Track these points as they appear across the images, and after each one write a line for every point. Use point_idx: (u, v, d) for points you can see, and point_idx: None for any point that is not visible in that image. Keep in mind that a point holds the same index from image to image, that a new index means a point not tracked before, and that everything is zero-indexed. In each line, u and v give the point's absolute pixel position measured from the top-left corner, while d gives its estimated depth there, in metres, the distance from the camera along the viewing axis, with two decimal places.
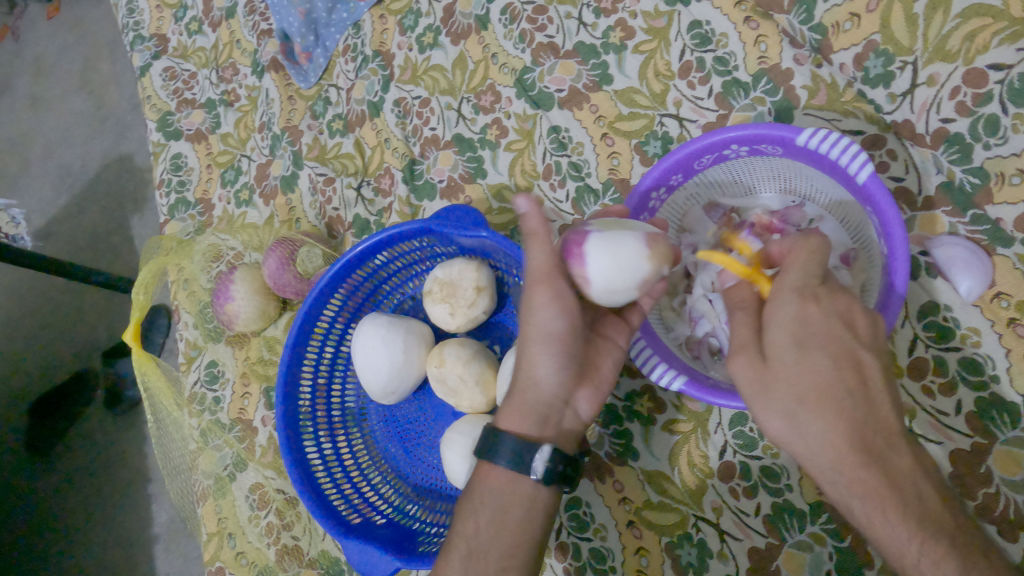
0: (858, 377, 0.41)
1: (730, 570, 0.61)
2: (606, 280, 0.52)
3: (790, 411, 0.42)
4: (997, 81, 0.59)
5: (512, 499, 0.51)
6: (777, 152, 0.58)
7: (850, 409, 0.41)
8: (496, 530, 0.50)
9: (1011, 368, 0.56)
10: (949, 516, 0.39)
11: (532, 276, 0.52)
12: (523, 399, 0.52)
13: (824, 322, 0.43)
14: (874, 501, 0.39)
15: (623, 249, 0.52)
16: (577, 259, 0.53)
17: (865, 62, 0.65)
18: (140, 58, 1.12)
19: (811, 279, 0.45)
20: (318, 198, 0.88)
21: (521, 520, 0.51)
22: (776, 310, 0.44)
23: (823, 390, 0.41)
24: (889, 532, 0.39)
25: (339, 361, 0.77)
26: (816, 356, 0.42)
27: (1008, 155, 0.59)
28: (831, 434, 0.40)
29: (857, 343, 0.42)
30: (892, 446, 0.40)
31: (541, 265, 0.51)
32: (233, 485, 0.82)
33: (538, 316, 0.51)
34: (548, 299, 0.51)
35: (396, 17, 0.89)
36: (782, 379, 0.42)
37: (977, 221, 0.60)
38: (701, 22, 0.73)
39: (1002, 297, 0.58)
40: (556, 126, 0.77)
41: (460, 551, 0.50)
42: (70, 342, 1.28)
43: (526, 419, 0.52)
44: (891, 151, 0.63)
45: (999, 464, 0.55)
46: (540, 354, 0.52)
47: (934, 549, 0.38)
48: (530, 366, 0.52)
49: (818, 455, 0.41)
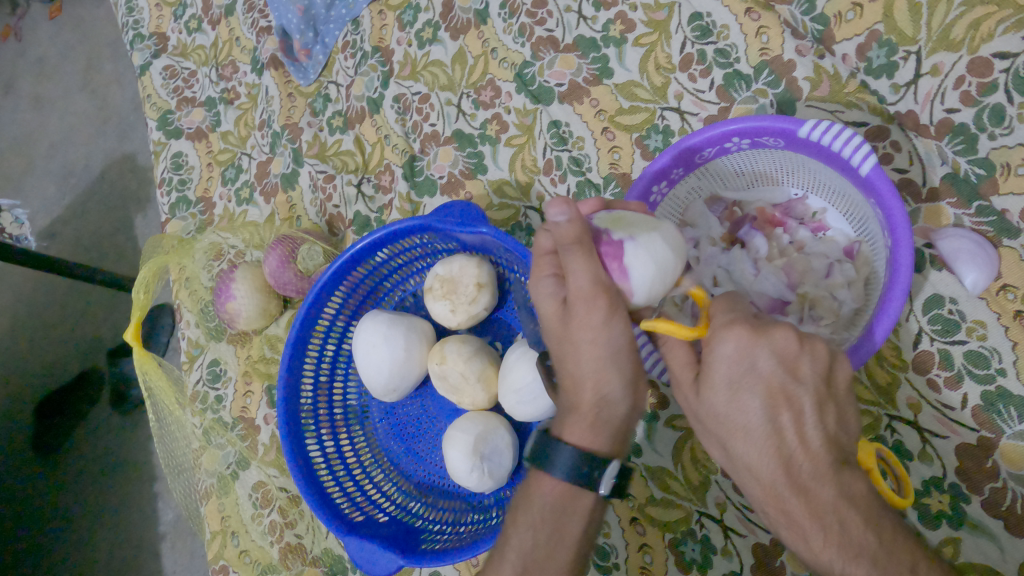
0: (789, 416, 0.40)
1: (734, 567, 0.60)
2: (649, 288, 0.50)
3: (722, 441, 0.43)
4: (1002, 69, 0.58)
5: (571, 513, 0.50)
6: (779, 145, 0.57)
7: (774, 448, 0.40)
8: (555, 546, 0.49)
9: (1017, 361, 0.55)
10: (874, 539, 0.38)
11: (591, 296, 0.46)
12: (597, 415, 0.49)
13: (756, 363, 0.41)
14: (796, 529, 0.40)
15: (660, 250, 0.49)
16: (618, 274, 0.49)
17: (868, 52, 0.64)
18: (140, 57, 1.12)
19: (738, 315, 0.43)
20: (319, 195, 0.88)
21: (578, 535, 0.50)
22: (710, 348, 0.42)
23: (751, 427, 0.41)
24: (813, 557, 0.40)
25: (340, 360, 0.77)
26: (747, 397, 0.41)
27: (1014, 145, 0.58)
28: (757, 467, 0.41)
29: (791, 381, 0.41)
30: (817, 480, 0.39)
31: (586, 282, 0.45)
32: (236, 484, 0.83)
33: (604, 338, 0.46)
34: (607, 313, 0.46)
35: (395, 13, 0.89)
36: (713, 412, 0.43)
37: (983, 213, 0.59)
38: (701, 14, 0.72)
39: (1009, 289, 0.57)
40: (556, 121, 0.76)
41: (514, 564, 0.49)
42: (75, 341, 1.28)
43: (599, 436, 0.49)
44: (895, 143, 0.63)
45: (1005, 458, 0.54)
46: (609, 372, 0.47)
47: (854, 572, 0.38)
48: (592, 386, 0.48)
49: (752, 483, 0.42)
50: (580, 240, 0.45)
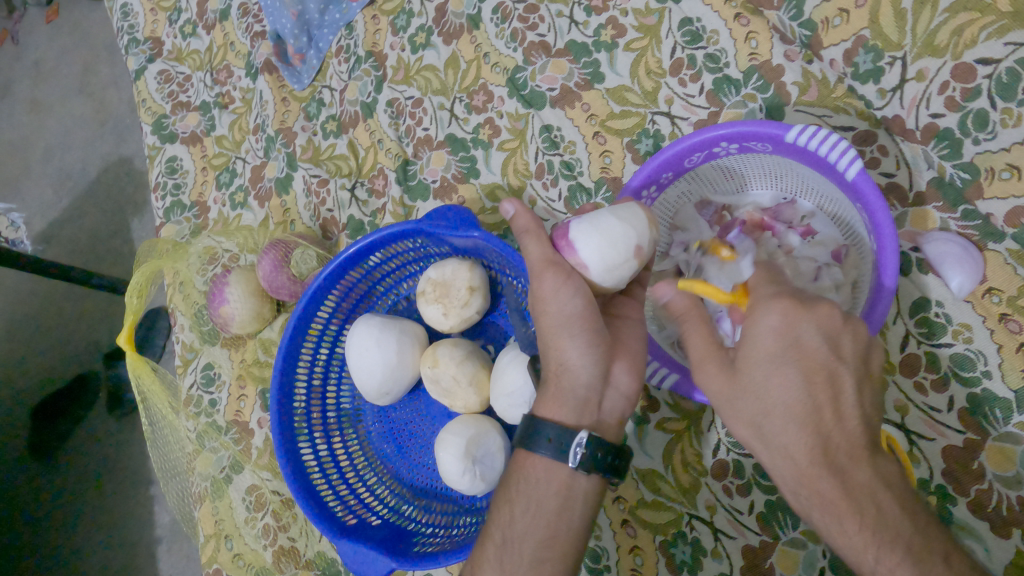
0: (828, 394, 0.41)
1: (724, 568, 0.61)
2: (600, 258, 0.53)
3: (755, 420, 0.42)
4: (985, 75, 0.59)
5: (547, 489, 0.49)
6: (767, 149, 0.58)
7: (813, 425, 0.40)
8: (529, 519, 0.49)
9: (1003, 364, 0.56)
10: (908, 522, 0.39)
11: (536, 268, 0.52)
12: (558, 385, 0.51)
13: (801, 337, 0.42)
14: (830, 514, 0.40)
15: (603, 222, 0.53)
16: (567, 249, 0.54)
17: (854, 58, 0.65)
18: (135, 61, 1.12)
19: (784, 287, 0.44)
20: (313, 199, 0.88)
21: (556, 512, 0.49)
22: (754, 320, 0.43)
23: (790, 404, 0.41)
24: (845, 540, 0.40)
25: (334, 364, 0.78)
26: (786, 371, 0.41)
27: (997, 150, 0.58)
28: (792, 446, 0.41)
29: (835, 360, 0.41)
30: (854, 461, 0.40)
31: (539, 255, 0.52)
32: (229, 487, 0.83)
33: (554, 305, 0.51)
34: (558, 280, 0.51)
35: (388, 18, 0.89)
36: (750, 388, 0.42)
37: (968, 217, 0.59)
38: (692, 19, 0.72)
39: (994, 292, 0.57)
40: (548, 125, 0.77)
41: (495, 540, 0.50)
42: (71, 345, 1.29)
43: (562, 407, 0.51)
44: (882, 147, 0.63)
45: (991, 460, 0.55)
46: (564, 337, 0.51)
47: (888, 557, 0.38)
48: (555, 354, 0.51)
49: (782, 464, 0.42)
50: (527, 225, 0.54)
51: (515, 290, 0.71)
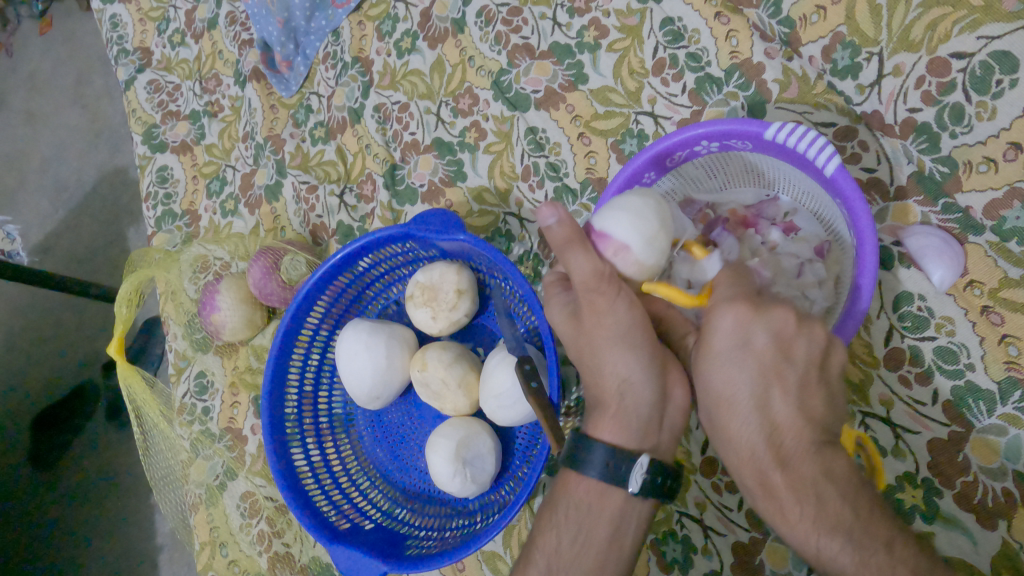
0: (776, 393, 0.42)
1: (714, 565, 0.61)
2: (637, 232, 0.51)
3: (708, 414, 0.44)
4: (959, 69, 0.59)
5: (598, 516, 0.47)
6: (747, 147, 0.58)
7: (760, 422, 0.41)
8: (580, 547, 0.47)
9: (985, 356, 0.56)
10: (851, 512, 0.39)
11: (586, 286, 0.48)
12: (620, 405, 0.48)
13: (752, 339, 0.42)
14: (773, 502, 0.41)
15: (623, 202, 0.52)
16: (598, 242, 0.52)
17: (833, 54, 0.65)
18: (125, 71, 1.12)
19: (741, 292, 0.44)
20: (302, 205, 0.88)
21: (608, 540, 0.47)
22: (710, 323, 0.44)
23: (737, 401, 0.42)
24: (791, 530, 0.40)
25: (325, 370, 0.78)
26: (735, 369, 0.42)
27: (974, 143, 0.58)
28: (739, 439, 0.42)
29: (784, 361, 0.42)
30: (799, 454, 0.40)
31: (589, 269, 0.47)
32: (224, 494, 0.83)
33: (607, 318, 0.48)
34: (612, 296, 0.48)
35: (374, 23, 0.89)
36: (705, 384, 0.44)
37: (948, 210, 0.60)
38: (673, 19, 0.73)
39: (975, 285, 0.57)
40: (533, 127, 0.77)
41: (538, 565, 0.48)
42: (68, 356, 1.29)
43: (627, 431, 0.47)
44: (863, 143, 0.63)
45: (975, 452, 0.55)
46: (626, 351, 0.48)
47: (830, 544, 0.39)
48: (615, 369, 0.48)
49: (730, 454, 0.43)
50: (570, 239, 0.47)
51: (504, 292, 0.71)
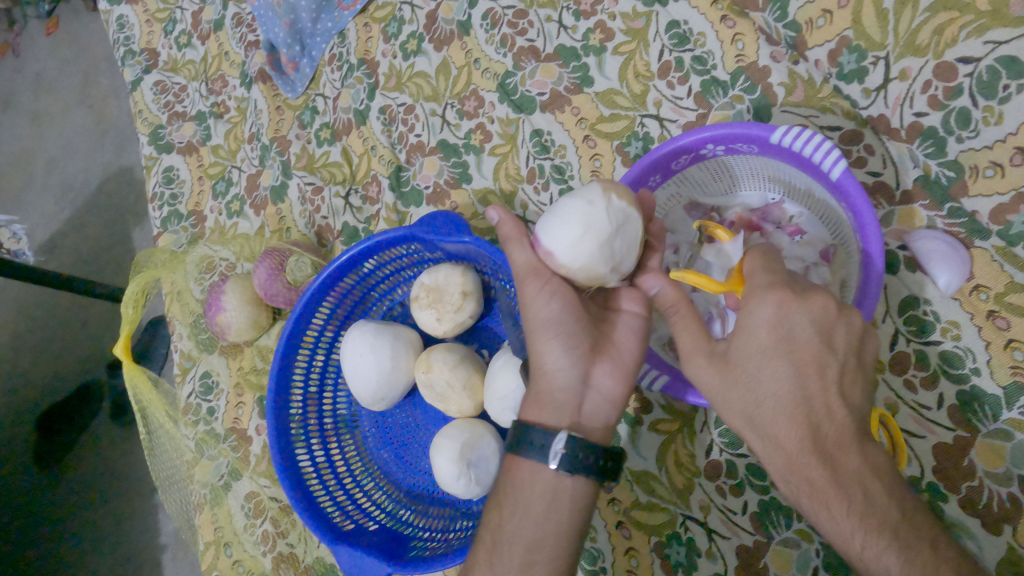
0: (818, 385, 0.42)
1: (718, 568, 0.61)
2: (559, 239, 0.52)
3: (746, 413, 0.44)
4: (966, 73, 0.59)
5: (531, 491, 0.49)
6: (753, 150, 0.58)
7: (803, 415, 0.42)
8: (519, 521, 0.49)
9: (991, 361, 0.56)
10: (896, 509, 0.40)
11: (518, 274, 0.53)
12: (538, 389, 0.51)
13: (793, 329, 0.43)
14: (818, 499, 0.41)
15: (560, 205, 0.53)
16: (534, 239, 0.54)
17: (839, 58, 0.65)
18: (132, 72, 1.13)
19: (778, 280, 0.45)
20: (307, 207, 0.89)
21: (543, 514, 0.48)
22: (750, 313, 0.44)
23: (782, 395, 0.42)
24: (835, 526, 0.40)
25: (329, 371, 0.78)
26: (778, 362, 0.43)
27: (981, 147, 0.58)
28: (783, 434, 0.42)
29: (825, 351, 0.43)
30: (841, 448, 0.41)
31: (523, 261, 0.53)
32: (229, 494, 0.83)
33: (532, 308, 0.51)
34: (540, 284, 0.52)
35: (380, 25, 0.90)
36: (745, 379, 0.44)
37: (954, 214, 0.60)
38: (679, 22, 0.73)
39: (981, 289, 0.57)
40: (538, 129, 0.77)
41: (485, 543, 0.50)
42: (74, 355, 1.30)
43: (544, 411, 0.50)
44: (868, 147, 0.64)
45: (982, 457, 0.55)
46: (547, 337, 0.50)
47: (875, 542, 0.39)
48: (537, 354, 0.51)
49: (772, 453, 0.43)
50: (510, 233, 0.53)
51: (508, 295, 0.71)
